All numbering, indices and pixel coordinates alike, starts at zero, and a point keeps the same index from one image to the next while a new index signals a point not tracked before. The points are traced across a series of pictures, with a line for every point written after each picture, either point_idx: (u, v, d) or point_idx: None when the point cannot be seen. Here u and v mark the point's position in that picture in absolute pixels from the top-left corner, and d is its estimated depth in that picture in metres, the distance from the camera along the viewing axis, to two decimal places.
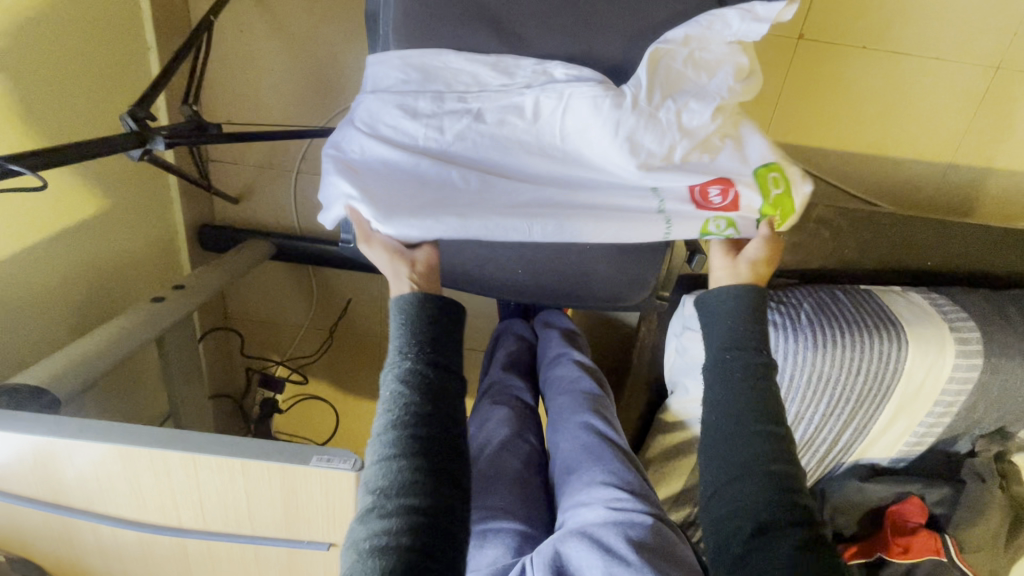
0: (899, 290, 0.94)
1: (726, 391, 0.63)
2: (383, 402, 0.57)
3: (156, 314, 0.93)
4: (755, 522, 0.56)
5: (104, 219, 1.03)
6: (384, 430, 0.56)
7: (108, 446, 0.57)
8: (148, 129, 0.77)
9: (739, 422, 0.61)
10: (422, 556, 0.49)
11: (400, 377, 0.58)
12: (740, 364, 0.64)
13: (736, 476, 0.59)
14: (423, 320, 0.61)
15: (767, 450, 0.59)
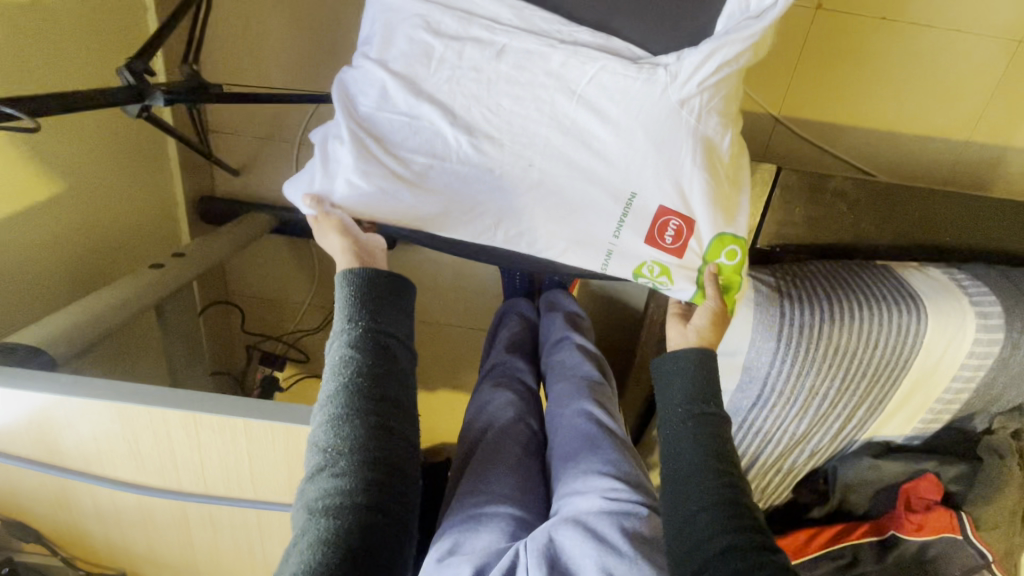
0: (917, 266, 0.92)
1: (692, 444, 0.67)
2: (331, 365, 0.57)
3: (154, 281, 0.90)
4: (721, 542, 0.58)
5: (101, 184, 1.00)
6: (331, 394, 0.56)
7: (105, 404, 0.55)
8: (146, 84, 0.75)
9: (694, 464, 0.65)
10: (376, 512, 0.51)
11: (348, 342, 0.58)
12: (696, 417, 0.68)
13: (698, 510, 0.62)
14: (369, 283, 0.61)
15: (721, 480, 0.63)
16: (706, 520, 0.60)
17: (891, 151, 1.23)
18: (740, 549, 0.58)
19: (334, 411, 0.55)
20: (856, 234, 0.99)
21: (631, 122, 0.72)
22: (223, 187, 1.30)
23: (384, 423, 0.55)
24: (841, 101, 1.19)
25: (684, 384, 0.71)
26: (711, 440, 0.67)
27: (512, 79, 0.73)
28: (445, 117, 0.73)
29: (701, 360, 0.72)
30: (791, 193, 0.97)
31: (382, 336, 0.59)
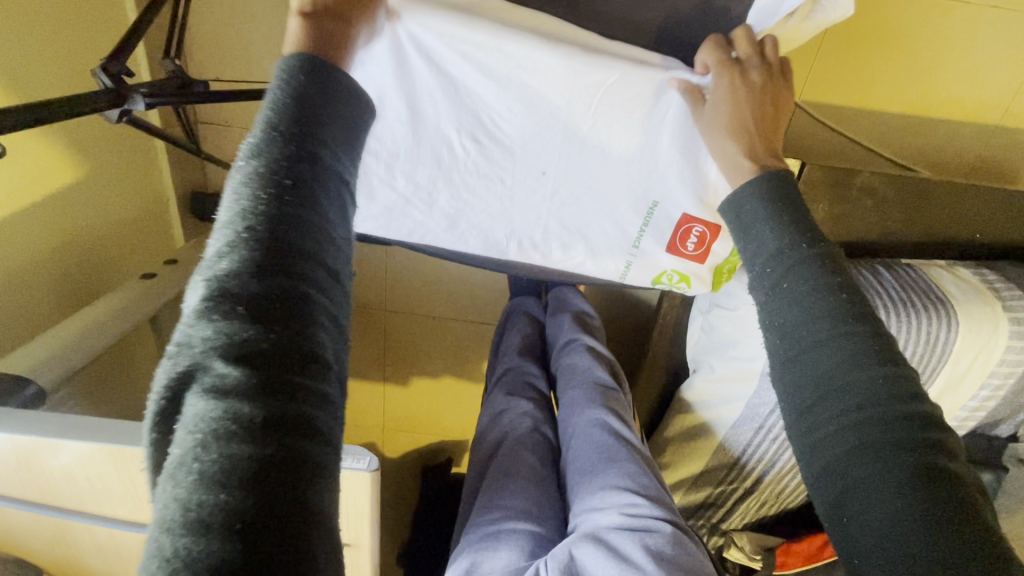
0: (944, 266, 0.89)
1: (803, 305, 0.51)
2: (229, 192, 0.39)
3: (148, 292, 0.86)
4: (853, 434, 0.48)
5: (86, 187, 0.95)
6: (224, 238, 0.37)
7: (97, 444, 0.52)
8: (125, 86, 0.69)
9: (809, 332, 0.51)
10: (285, 422, 0.34)
11: (256, 157, 0.39)
12: (801, 271, 0.52)
13: (818, 392, 0.50)
14: (296, 90, 0.42)
15: (857, 354, 0.49)
16: (856, 427, 0.48)
17: (916, 137, 1.17)
18: (903, 471, 0.45)
19: (221, 264, 0.36)
20: (880, 232, 0.95)
21: (656, 136, 0.65)
22: (216, 181, 1.25)
23: (290, 281, 0.37)
24: (867, 85, 1.12)
25: (777, 230, 0.55)
26: (829, 296, 0.51)
27: (520, 90, 0.63)
28: (450, 123, 0.67)
29: (777, 192, 0.57)
30: (815, 189, 0.92)
31: (307, 150, 0.41)
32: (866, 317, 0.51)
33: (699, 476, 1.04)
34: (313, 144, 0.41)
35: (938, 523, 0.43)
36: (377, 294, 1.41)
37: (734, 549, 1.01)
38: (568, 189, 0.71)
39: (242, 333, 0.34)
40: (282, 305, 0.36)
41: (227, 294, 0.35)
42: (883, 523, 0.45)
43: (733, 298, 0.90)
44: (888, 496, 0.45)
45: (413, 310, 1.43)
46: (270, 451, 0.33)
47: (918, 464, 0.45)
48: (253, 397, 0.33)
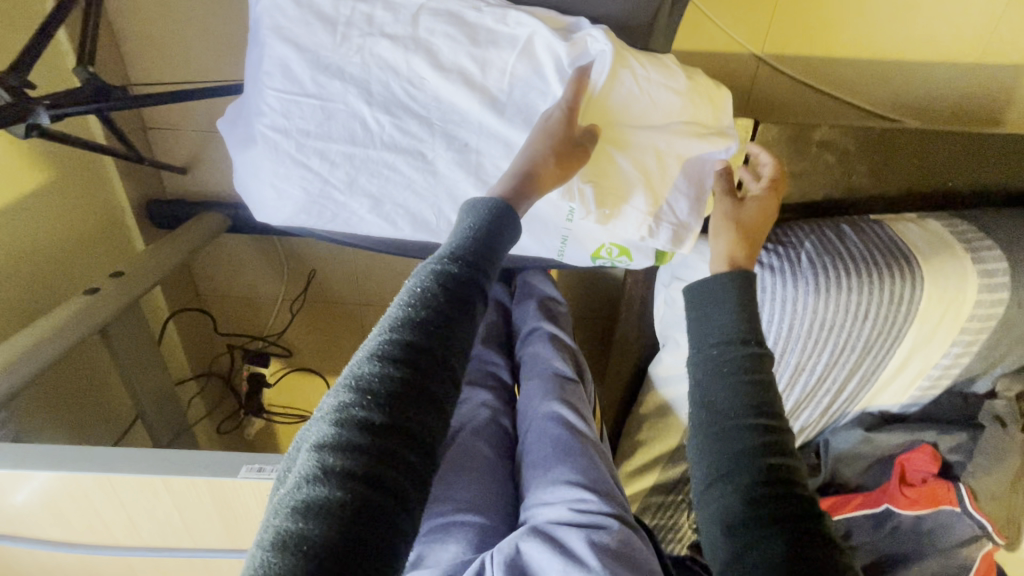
0: (913, 219, 0.84)
1: (722, 389, 0.56)
2: (406, 297, 0.48)
3: (94, 306, 0.85)
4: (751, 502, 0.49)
5: (18, 204, 0.93)
6: (383, 329, 0.46)
7: (8, 471, 0.51)
8: (27, 98, 0.66)
9: (716, 408, 0.56)
10: (365, 500, 0.38)
11: (431, 275, 0.49)
12: (735, 358, 0.57)
13: (729, 464, 0.52)
14: (484, 223, 0.53)
15: (767, 445, 0.52)
16: (754, 497, 0.49)
17: (892, 83, 1.10)
18: (790, 537, 0.46)
19: (376, 348, 0.45)
20: (846, 187, 0.90)
21: (583, 95, 0.60)
22: (172, 188, 1.23)
23: (423, 380, 0.44)
24: (831, 30, 1.05)
25: (729, 320, 0.59)
26: (754, 388, 0.55)
27: (434, 54, 0.59)
28: (361, 96, 0.61)
29: (726, 294, 0.61)
30: (774, 149, 0.87)
31: (468, 281, 0.49)
32: (772, 417, 0.54)
33: (675, 450, 1.03)
34: (479, 278, 0.50)
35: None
36: (349, 288, 1.40)
37: None
38: (494, 160, 0.63)
39: (370, 413, 0.41)
40: (398, 395, 0.42)
41: (371, 376, 0.43)
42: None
43: (692, 269, 0.86)
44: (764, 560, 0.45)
45: (387, 302, 1.42)
46: (350, 516, 0.37)
47: (797, 545, 0.46)
48: (355, 459, 0.39)
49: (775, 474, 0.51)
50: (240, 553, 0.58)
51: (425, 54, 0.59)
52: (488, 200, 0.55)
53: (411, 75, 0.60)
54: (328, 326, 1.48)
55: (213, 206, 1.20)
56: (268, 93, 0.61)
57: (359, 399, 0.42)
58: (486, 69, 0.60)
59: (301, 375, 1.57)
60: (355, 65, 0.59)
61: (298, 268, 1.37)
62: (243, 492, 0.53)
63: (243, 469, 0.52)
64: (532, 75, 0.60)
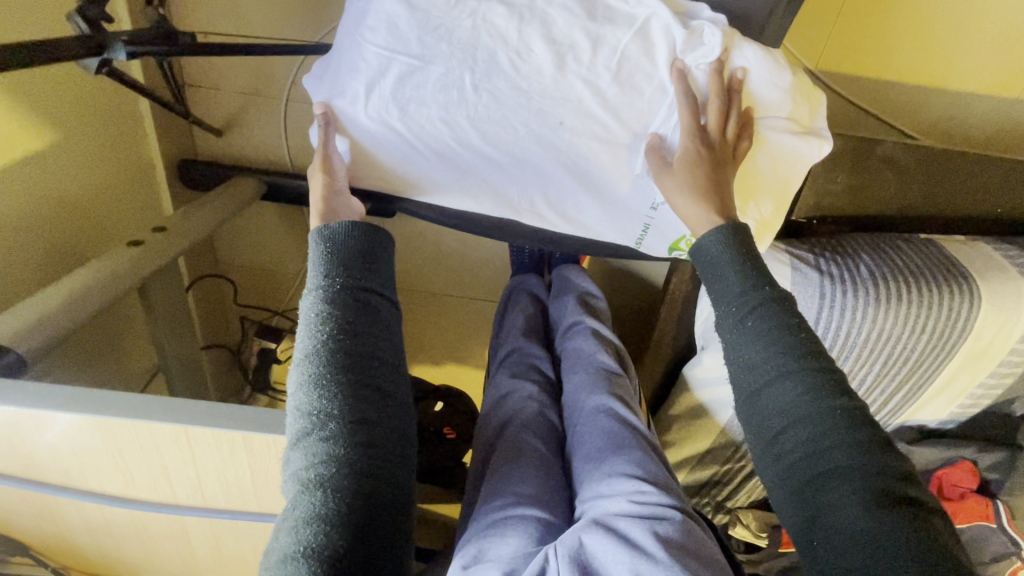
0: (965, 241, 0.85)
1: (766, 346, 0.52)
2: (302, 330, 0.52)
3: (134, 260, 0.82)
4: (827, 461, 0.47)
5: (64, 150, 0.89)
6: (302, 359, 0.50)
7: (81, 416, 0.48)
8: (105, 33, 0.63)
9: (763, 367, 0.51)
10: (366, 479, 0.45)
11: (321, 298, 0.53)
12: (765, 310, 0.52)
13: (788, 421, 0.49)
14: (358, 242, 0.57)
15: (823, 390, 0.49)
16: (822, 449, 0.47)
17: (946, 113, 1.09)
18: (870, 477, 0.45)
19: (309, 371, 0.49)
20: (899, 205, 0.91)
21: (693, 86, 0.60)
22: (205, 149, 1.18)
23: (359, 383, 0.49)
24: (890, 52, 1.04)
25: (741, 269, 0.55)
26: (792, 335, 0.51)
27: (547, 26, 0.58)
28: (466, 62, 0.59)
29: (740, 234, 0.56)
30: (837, 161, 0.88)
31: (354, 293, 0.54)
32: (820, 359, 0.51)
33: (706, 453, 1.03)
34: (366, 289, 0.55)
35: (904, 527, 0.43)
36: None
37: (738, 527, 1.03)
38: (591, 142, 0.63)
39: (326, 415, 0.47)
40: (345, 398, 0.48)
41: (323, 396, 0.47)
42: (846, 534, 0.44)
43: None
44: (854, 509, 0.44)
45: (412, 286, 1.39)
46: (358, 498, 0.43)
47: (877, 485, 0.45)
48: (342, 458, 0.45)
49: (843, 417, 0.48)
50: None
51: (539, 26, 0.58)
52: (346, 222, 0.58)
53: (521, 46, 0.59)
54: None
55: (249, 171, 1.17)
56: (369, 52, 0.59)
57: (308, 412, 0.47)
58: (597, 49, 0.58)
59: None
60: (465, 30, 0.58)
61: None
62: None
63: None
64: (643, 58, 0.59)
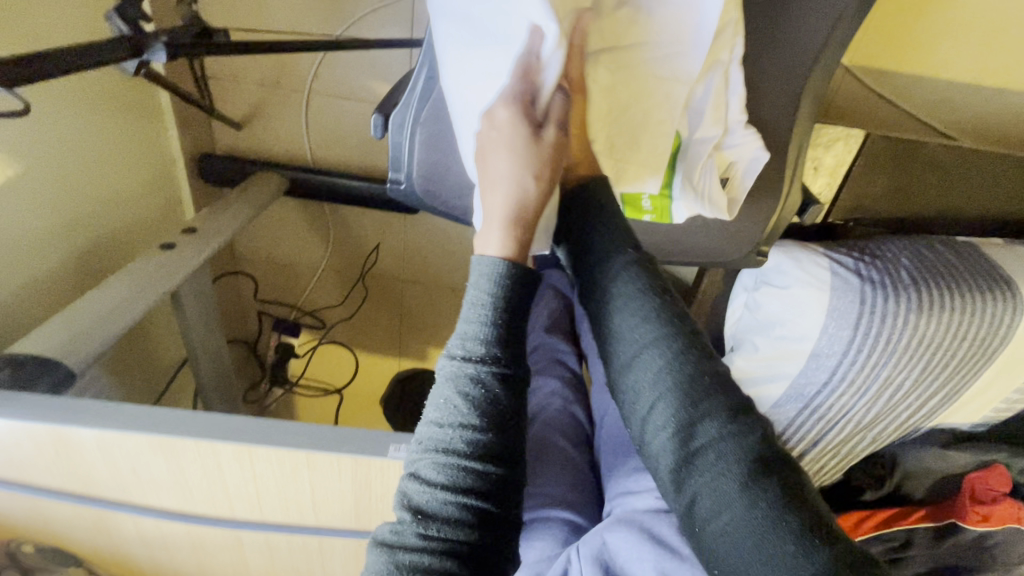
0: (1003, 244, 0.85)
1: (630, 315, 0.50)
2: (438, 412, 0.44)
3: (169, 262, 0.81)
4: (701, 438, 0.44)
5: (91, 149, 0.86)
6: (437, 442, 0.43)
7: (145, 436, 0.47)
8: (143, 34, 0.61)
9: (636, 340, 0.49)
10: None
11: (464, 380, 0.44)
12: (624, 281, 0.52)
13: (657, 394, 0.47)
14: (505, 310, 0.46)
15: (689, 357, 0.47)
16: (698, 424, 0.45)
17: (980, 109, 1.07)
18: (745, 458, 0.43)
19: (439, 466, 0.42)
20: (937, 207, 0.91)
21: (766, 95, 0.60)
22: (225, 143, 1.16)
23: (492, 492, 0.43)
24: (926, 48, 1.02)
25: (627, 250, 0.53)
26: (663, 311, 0.50)
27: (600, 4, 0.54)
28: None
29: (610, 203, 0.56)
30: (877, 161, 0.87)
31: (499, 387, 0.44)
32: (692, 332, 0.50)
33: None
34: (515, 376, 0.45)
35: (785, 509, 0.41)
36: (394, 263, 1.36)
37: None
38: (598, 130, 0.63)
39: (456, 529, 0.41)
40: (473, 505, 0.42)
41: (445, 497, 0.41)
42: (726, 524, 0.41)
43: (789, 274, 0.84)
44: (731, 492, 0.42)
45: (432, 281, 1.38)
46: None
47: (755, 464, 0.43)
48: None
49: (708, 385, 0.46)
50: (362, 534, 0.56)
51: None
52: (490, 272, 0.46)
53: None
54: (367, 300, 1.43)
55: (271, 166, 1.14)
56: (434, 59, 0.58)
57: (430, 517, 0.41)
58: None
59: (330, 349, 1.52)
60: None
61: (345, 238, 1.32)
62: (388, 473, 0.51)
63: (392, 448, 0.50)
64: None
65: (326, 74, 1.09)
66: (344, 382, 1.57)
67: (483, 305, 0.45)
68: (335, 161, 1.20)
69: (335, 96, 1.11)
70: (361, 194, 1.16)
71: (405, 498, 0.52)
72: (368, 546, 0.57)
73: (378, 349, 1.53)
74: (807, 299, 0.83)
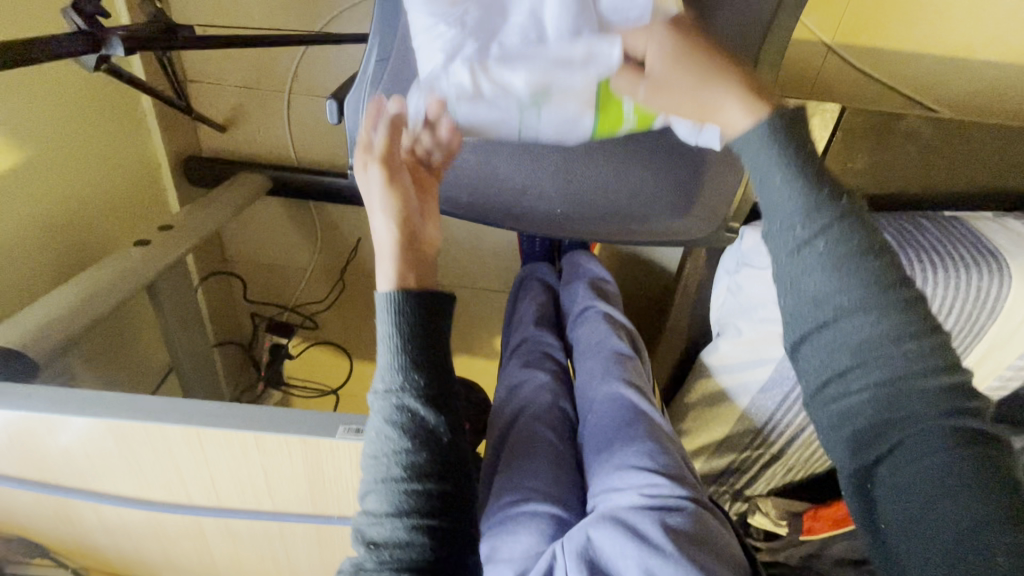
0: (991, 217, 0.83)
1: (831, 269, 0.38)
2: (371, 446, 0.48)
3: (143, 258, 0.82)
4: (910, 419, 0.37)
5: (70, 150, 0.88)
6: (376, 479, 0.47)
7: (94, 419, 0.48)
8: (102, 29, 0.62)
9: (836, 298, 0.38)
10: None
11: (388, 411, 0.48)
12: (828, 227, 0.38)
13: (859, 359, 0.38)
14: (408, 335, 0.49)
15: (904, 318, 0.37)
16: (887, 405, 0.38)
17: (970, 85, 1.04)
18: (957, 438, 0.36)
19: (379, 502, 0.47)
20: (922, 182, 0.89)
21: None
22: (209, 146, 1.17)
23: (440, 523, 0.46)
24: (910, 23, 0.99)
25: (803, 186, 0.39)
26: (867, 257, 0.37)
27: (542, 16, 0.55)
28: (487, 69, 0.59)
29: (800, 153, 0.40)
30: (854, 138, 0.86)
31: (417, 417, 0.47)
32: (896, 281, 0.38)
33: (723, 442, 0.95)
34: (430, 401, 0.48)
35: (992, 496, 0.35)
36: None
37: (756, 514, 0.94)
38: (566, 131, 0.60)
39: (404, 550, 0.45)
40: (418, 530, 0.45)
41: (394, 538, 0.45)
42: (933, 517, 0.36)
43: (764, 255, 0.81)
44: (941, 481, 0.36)
45: None
46: None
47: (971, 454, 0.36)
48: None
49: (920, 350, 0.37)
50: (321, 520, 0.56)
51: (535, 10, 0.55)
52: (397, 308, 0.50)
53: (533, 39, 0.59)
54: (357, 300, 1.44)
55: (254, 167, 1.15)
56: (383, 41, 0.58)
57: (381, 543, 0.45)
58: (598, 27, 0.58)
59: (323, 350, 1.52)
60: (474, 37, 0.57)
61: (333, 237, 1.32)
62: (337, 455, 0.50)
63: (341, 429, 0.49)
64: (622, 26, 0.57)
65: (305, 73, 1.10)
66: (338, 383, 1.57)
67: (388, 339, 0.49)
68: (318, 161, 1.21)
69: (314, 95, 1.12)
70: (343, 191, 1.16)
71: (358, 480, 0.52)
72: (327, 532, 0.57)
73: (370, 349, 1.53)
74: None
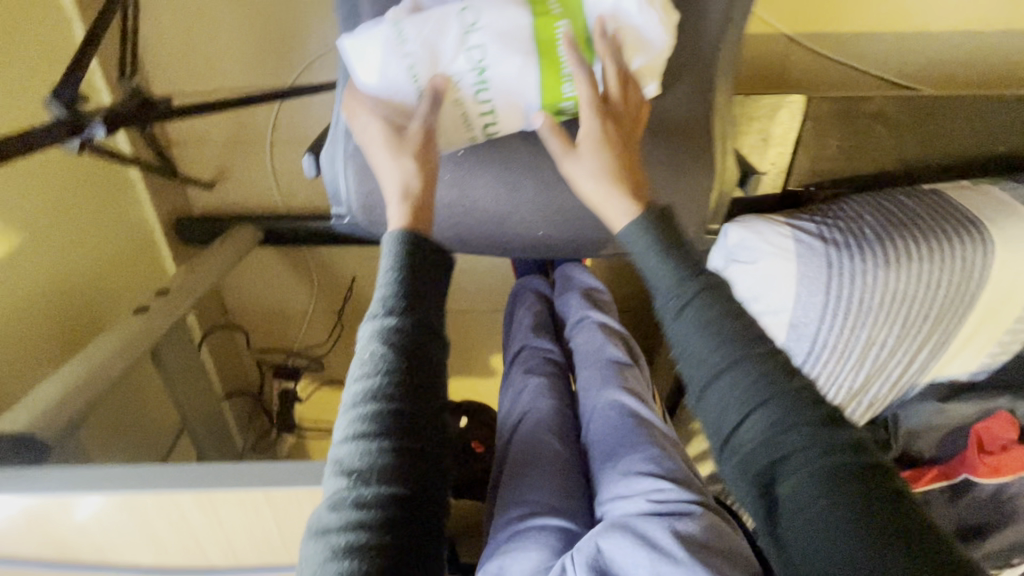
0: (969, 186, 0.84)
1: (702, 333, 0.45)
2: (346, 424, 0.41)
3: (143, 325, 0.84)
4: (791, 450, 0.40)
5: (62, 227, 0.91)
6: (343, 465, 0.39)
7: (107, 495, 0.49)
8: (80, 112, 0.64)
9: (710, 354, 0.44)
10: None
11: (370, 382, 0.41)
12: (693, 293, 0.46)
13: (740, 408, 0.42)
14: (406, 298, 0.44)
15: (771, 370, 0.43)
16: (777, 433, 0.41)
17: (934, 58, 1.06)
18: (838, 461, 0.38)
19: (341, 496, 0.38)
20: (898, 159, 0.90)
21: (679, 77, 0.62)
22: (198, 204, 1.20)
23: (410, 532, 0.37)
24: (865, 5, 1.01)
25: (671, 266, 0.48)
26: (732, 318, 0.45)
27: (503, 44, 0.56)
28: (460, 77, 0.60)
29: (672, 229, 0.51)
30: (823, 125, 0.87)
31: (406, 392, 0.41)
32: (764, 338, 0.45)
33: None
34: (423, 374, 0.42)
35: (892, 529, 0.35)
36: None
37: None
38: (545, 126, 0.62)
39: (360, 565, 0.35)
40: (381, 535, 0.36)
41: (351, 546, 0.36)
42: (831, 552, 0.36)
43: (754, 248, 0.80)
44: (832, 512, 0.37)
45: None
46: None
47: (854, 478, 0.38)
48: None
49: (793, 395, 0.42)
50: None
51: (498, 52, 0.56)
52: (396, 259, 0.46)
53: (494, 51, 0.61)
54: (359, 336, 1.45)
55: (244, 219, 1.18)
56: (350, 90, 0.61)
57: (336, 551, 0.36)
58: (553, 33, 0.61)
59: (332, 389, 1.53)
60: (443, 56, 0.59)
61: (329, 278, 1.34)
62: None
63: None
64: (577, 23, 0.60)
65: (284, 123, 1.13)
66: None
67: (385, 296, 0.44)
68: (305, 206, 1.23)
69: (295, 143, 1.15)
70: (333, 233, 1.18)
71: None
72: None
73: None
74: (776, 271, 0.80)
